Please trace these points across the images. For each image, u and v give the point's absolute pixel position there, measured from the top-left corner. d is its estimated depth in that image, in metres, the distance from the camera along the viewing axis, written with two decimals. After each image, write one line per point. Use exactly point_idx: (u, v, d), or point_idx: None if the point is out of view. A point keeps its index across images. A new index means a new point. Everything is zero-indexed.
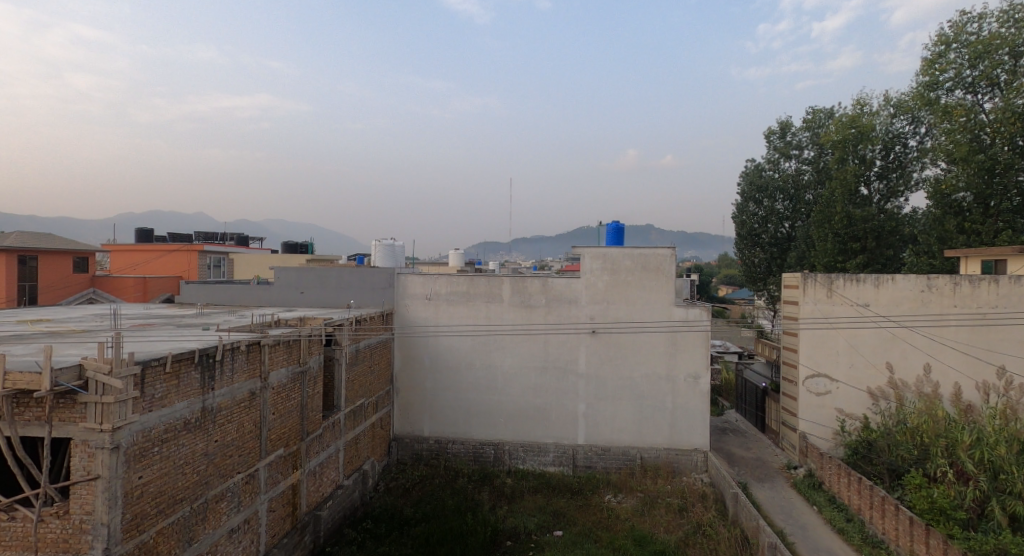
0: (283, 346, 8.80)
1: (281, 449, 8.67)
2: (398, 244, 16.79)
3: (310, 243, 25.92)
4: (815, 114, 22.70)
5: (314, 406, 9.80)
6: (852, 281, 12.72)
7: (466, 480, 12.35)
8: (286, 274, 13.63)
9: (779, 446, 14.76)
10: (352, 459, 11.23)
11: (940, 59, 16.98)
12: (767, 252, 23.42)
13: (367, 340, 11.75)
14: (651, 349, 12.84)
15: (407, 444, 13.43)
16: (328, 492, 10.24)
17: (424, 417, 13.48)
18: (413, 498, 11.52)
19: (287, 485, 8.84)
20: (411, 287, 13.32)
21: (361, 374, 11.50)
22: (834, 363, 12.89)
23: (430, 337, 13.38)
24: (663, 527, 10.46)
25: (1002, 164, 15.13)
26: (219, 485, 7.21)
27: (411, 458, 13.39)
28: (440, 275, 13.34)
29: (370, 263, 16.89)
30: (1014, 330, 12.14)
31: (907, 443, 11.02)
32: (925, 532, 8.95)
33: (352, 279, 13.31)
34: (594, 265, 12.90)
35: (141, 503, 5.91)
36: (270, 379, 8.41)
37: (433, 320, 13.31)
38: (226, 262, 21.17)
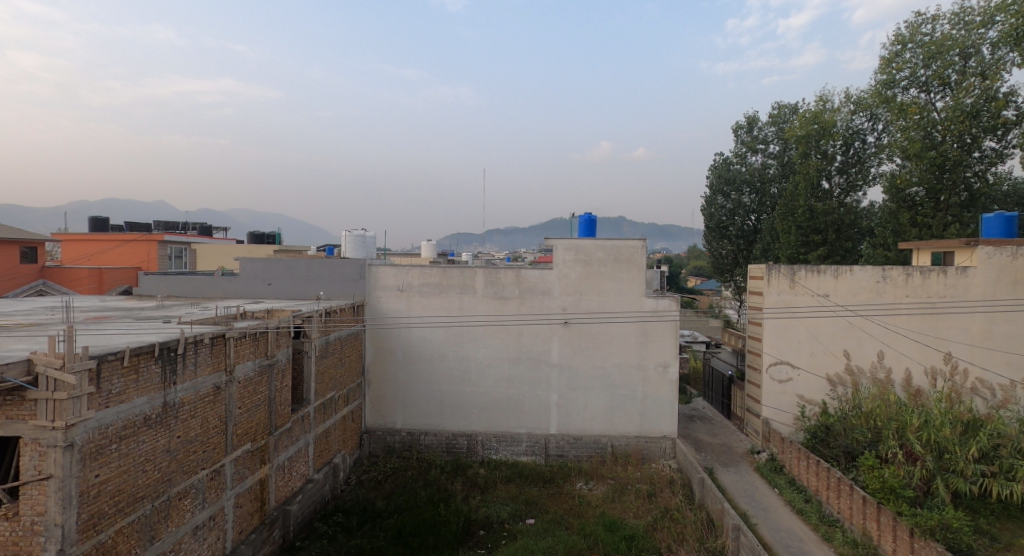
0: (250, 339, 8.68)
1: (248, 444, 8.57)
2: (369, 235, 16.61)
3: (277, 233, 25.41)
4: (780, 110, 23.30)
5: (282, 399, 9.70)
6: (813, 272, 13.17)
7: (438, 471, 12.41)
8: (252, 265, 13.37)
9: (743, 432, 15.26)
10: (322, 452, 11.16)
11: (897, 58, 17.60)
12: (734, 244, 24.03)
13: (337, 332, 11.66)
14: (621, 339, 13.10)
15: (378, 436, 13.42)
16: (298, 486, 10.17)
17: (396, 409, 13.47)
18: (385, 490, 11.54)
19: (254, 480, 8.76)
20: (383, 279, 13.23)
21: (331, 367, 11.42)
22: (795, 351, 13.38)
23: (402, 328, 13.35)
24: (633, 513, 10.74)
25: (952, 160, 15.83)
26: (183, 482, 7.11)
27: (382, 451, 13.40)
28: (412, 267, 13.30)
29: (340, 254, 16.67)
30: (960, 318, 12.79)
31: (863, 427, 11.54)
32: (877, 510, 9.41)
33: (322, 270, 13.15)
34: (566, 256, 13.04)
35: (98, 502, 5.81)
36: (236, 372, 8.30)
37: (405, 311, 13.28)
38: (188, 253, 20.64)
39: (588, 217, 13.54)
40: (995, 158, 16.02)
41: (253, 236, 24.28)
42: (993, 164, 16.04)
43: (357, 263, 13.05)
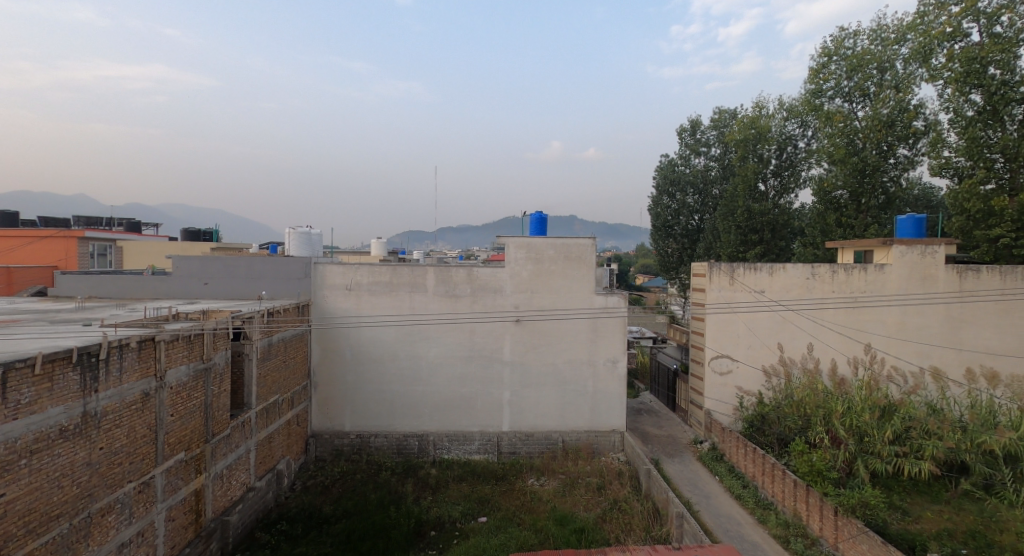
0: (183, 342, 8.44)
1: (182, 453, 8.33)
2: (315, 232, 16.31)
3: (215, 230, 24.38)
4: (721, 115, 24.46)
5: (220, 404, 9.45)
6: (750, 270, 14.00)
7: (389, 473, 12.40)
8: (186, 264, 12.89)
9: (687, 423, 16.01)
10: (264, 458, 10.93)
11: (823, 69, 18.82)
12: (679, 243, 25.02)
13: (280, 333, 11.44)
14: (572, 335, 13.49)
15: (326, 440, 13.25)
16: (238, 495, 9.93)
17: (345, 411, 13.36)
18: (332, 495, 11.43)
19: (189, 491, 8.52)
20: (330, 277, 13.07)
21: (274, 369, 11.21)
22: (734, 345, 14.16)
23: (351, 328, 13.23)
24: (583, 506, 11.10)
25: (871, 166, 17.12)
26: (106, 497, 6.88)
27: (330, 454, 13.23)
28: (361, 266, 13.19)
29: (284, 252, 16.27)
30: (879, 311, 13.87)
31: (793, 415, 12.36)
32: (806, 492, 10.15)
33: (265, 269, 12.84)
34: (518, 254, 13.29)
35: (5, 523, 5.58)
36: (167, 378, 8.05)
37: (354, 310, 13.16)
38: (112, 250, 19.55)
39: (539, 215, 13.85)
40: (907, 164, 17.46)
41: (187, 233, 23.15)
42: (906, 170, 17.50)
43: (302, 261, 12.81)
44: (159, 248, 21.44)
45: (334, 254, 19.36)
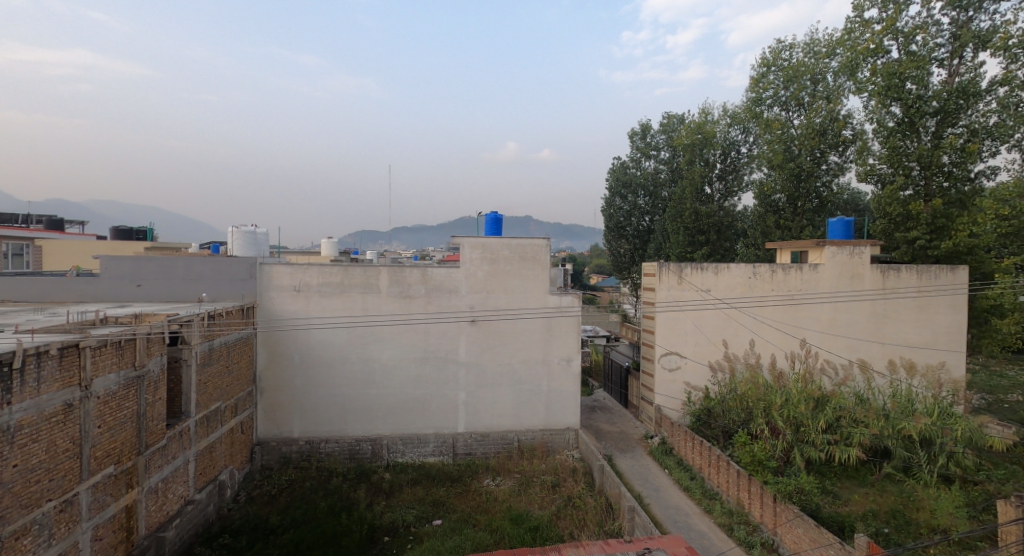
0: (112, 348, 8.06)
1: (110, 468, 7.97)
2: (261, 232, 15.86)
3: (149, 228, 23.20)
4: (669, 120, 25.31)
5: (154, 414, 9.09)
6: (697, 269, 14.58)
7: (340, 479, 12.20)
8: (116, 265, 12.30)
9: (639, 419, 16.52)
10: (205, 470, 10.56)
11: (762, 79, 19.82)
12: (631, 243, 25.71)
13: (222, 337, 11.10)
14: (527, 335, 13.69)
15: (272, 447, 12.93)
16: (175, 509, 9.56)
17: (294, 417, 13.08)
18: (280, 505, 11.16)
19: (119, 507, 8.16)
20: (278, 278, 12.77)
21: (215, 375, 10.85)
22: (682, 342, 14.71)
23: (300, 331, 12.97)
24: (538, 504, 11.27)
25: (806, 171, 18.17)
26: (22, 519, 6.48)
27: (277, 462, 12.91)
28: (310, 266, 12.95)
29: (228, 252, 15.72)
30: (813, 308, 14.74)
31: (736, 408, 12.99)
32: (748, 481, 10.70)
33: (206, 270, 12.48)
34: (473, 254, 13.39)
35: None
36: (94, 387, 7.69)
37: (304, 312, 12.91)
38: (30, 250, 18.75)
39: (494, 215, 13.98)
40: (838, 170, 18.62)
41: (117, 231, 21.88)
42: (837, 176, 18.65)
43: (246, 262, 12.48)
44: (86, 246, 20.18)
45: (282, 255, 18.84)
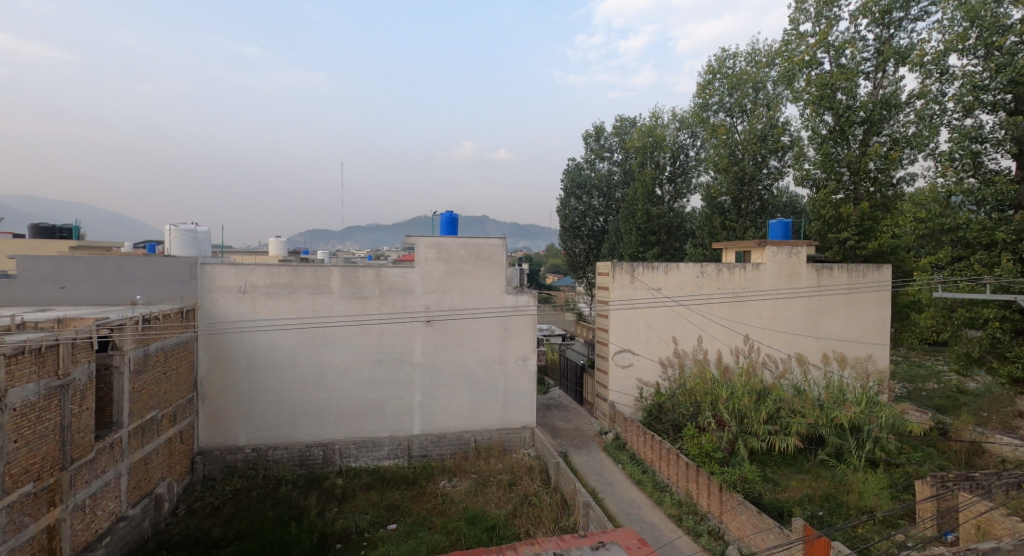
0: (31, 355, 7.60)
1: (28, 486, 7.51)
2: (202, 231, 15.28)
3: (75, 230, 21.59)
4: (622, 123, 25.94)
5: (81, 425, 8.62)
6: (648, 268, 15.05)
7: (290, 487, 11.90)
8: (37, 265, 11.48)
9: (593, 415, 16.89)
10: (140, 483, 10.08)
11: (708, 86, 20.65)
12: (586, 243, 26.20)
13: (158, 342, 10.63)
14: (482, 334, 13.79)
15: (215, 457, 12.46)
16: (105, 527, 9.08)
17: (239, 424, 12.68)
18: (224, 517, 10.76)
19: (40, 528, 7.70)
20: (221, 279, 12.36)
21: (151, 382, 10.38)
22: (635, 339, 15.14)
23: (246, 334, 12.60)
24: (494, 503, 11.37)
25: (749, 175, 19.04)
26: None
27: (221, 472, 12.45)
28: (256, 267, 12.60)
29: (166, 252, 15.03)
30: (755, 305, 15.48)
31: (685, 402, 13.51)
32: (696, 472, 11.15)
33: (140, 270, 11.83)
34: (428, 254, 13.37)
35: None
36: (9, 398, 7.23)
37: (250, 314, 12.55)
38: None
39: (449, 215, 14.00)
40: (778, 174, 19.61)
41: (37, 230, 19.97)
42: (776, 180, 19.64)
43: (186, 261, 11.97)
44: (3, 245, 18.71)
45: (226, 255, 18.13)
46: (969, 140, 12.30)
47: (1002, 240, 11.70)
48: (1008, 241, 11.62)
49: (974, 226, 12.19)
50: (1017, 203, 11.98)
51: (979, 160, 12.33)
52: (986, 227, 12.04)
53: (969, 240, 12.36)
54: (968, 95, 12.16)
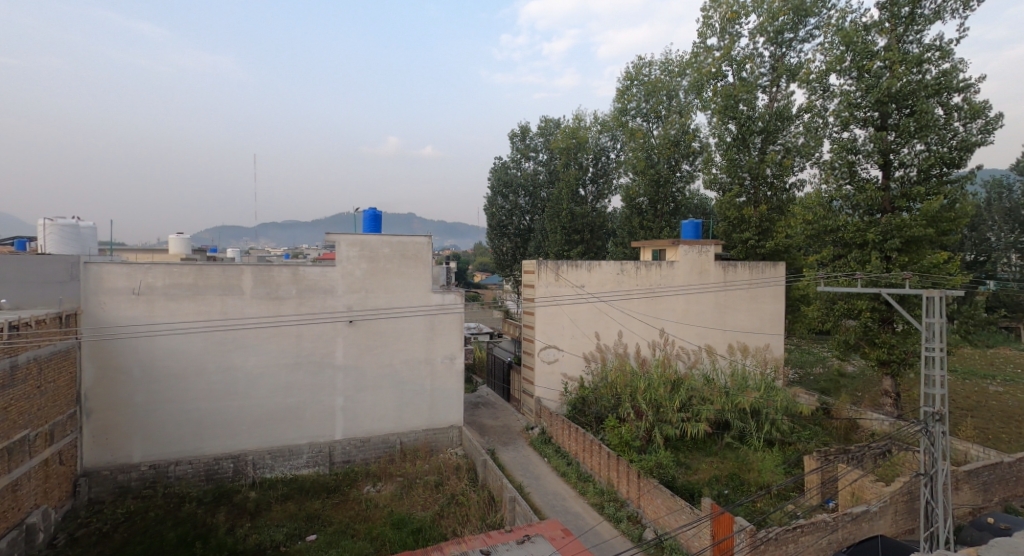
0: None
1: None
2: (85, 226, 14.05)
3: None
4: (546, 124, 26.55)
5: None
6: (572, 266, 15.53)
7: (195, 504, 11.05)
8: None
9: (520, 411, 17.23)
10: (7, 513, 8.85)
11: (626, 92, 21.63)
12: (512, 242, 26.57)
13: (30, 352, 9.49)
14: (408, 334, 13.70)
15: (104, 477, 11.37)
16: None
17: (134, 439, 11.66)
18: (115, 543, 9.72)
19: None
20: (110, 280, 11.32)
21: (21, 398, 9.24)
22: (560, 336, 15.58)
23: (142, 339, 11.63)
24: (420, 506, 11.30)
25: (664, 177, 20.13)
26: None
27: (111, 493, 11.37)
28: (152, 266, 11.66)
29: (39, 249, 13.65)
30: (671, 300, 16.43)
31: (607, 395, 14.14)
32: (617, 460, 11.68)
33: (7, 270, 10.44)
34: (350, 252, 13.08)
35: None
36: None
37: (146, 318, 11.60)
38: None
39: (372, 212, 13.76)
40: (690, 178, 20.90)
41: None
42: (687, 183, 20.92)
43: (65, 260, 10.81)
44: None
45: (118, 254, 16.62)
46: (846, 151, 13.73)
47: (872, 241, 13.34)
48: (876, 241, 13.28)
49: (851, 228, 13.76)
50: (884, 208, 13.63)
51: (854, 169, 13.78)
52: (859, 228, 13.62)
53: (846, 240, 13.91)
54: (844, 112, 13.58)
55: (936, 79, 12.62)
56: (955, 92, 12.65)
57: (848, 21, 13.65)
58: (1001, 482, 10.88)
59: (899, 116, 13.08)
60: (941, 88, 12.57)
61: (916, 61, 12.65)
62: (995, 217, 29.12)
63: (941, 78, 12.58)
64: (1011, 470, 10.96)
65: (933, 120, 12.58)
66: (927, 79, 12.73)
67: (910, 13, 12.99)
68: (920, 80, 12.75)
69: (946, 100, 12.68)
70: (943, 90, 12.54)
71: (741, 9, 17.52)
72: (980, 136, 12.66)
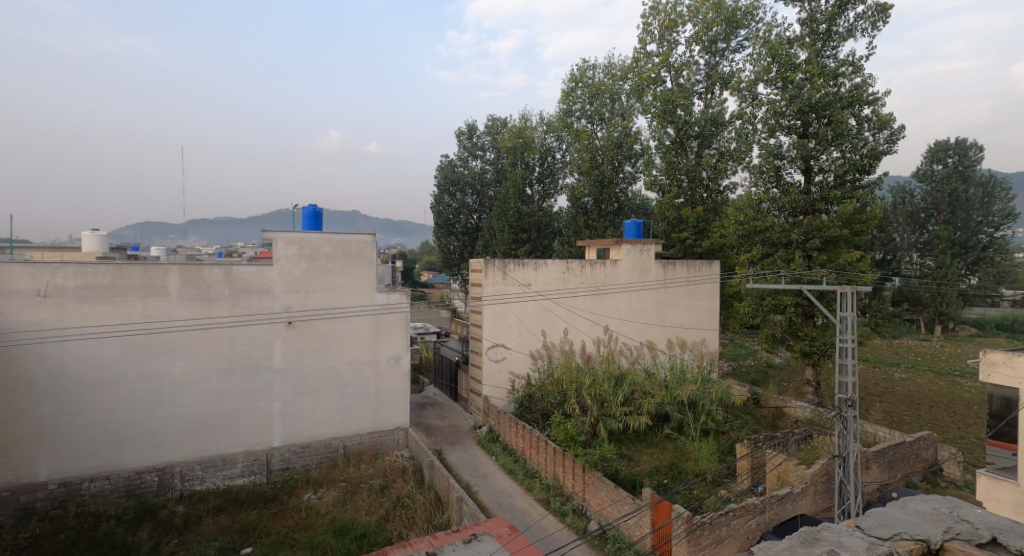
0: None
1: None
2: None
3: None
4: (494, 123, 26.60)
5: None
6: (518, 265, 15.64)
7: (114, 522, 10.31)
8: None
9: (468, 410, 17.23)
10: None
11: (571, 93, 22.00)
12: (460, 240, 26.46)
13: None
14: (352, 335, 13.42)
15: (4, 499, 10.33)
16: None
17: (40, 455, 10.70)
18: None
19: None
20: (12, 281, 10.37)
21: None
22: (507, 334, 15.66)
23: (50, 345, 10.73)
24: (364, 511, 11.09)
25: (608, 178, 20.61)
26: None
27: (13, 517, 10.36)
28: (62, 266, 10.80)
29: None
30: (614, 298, 16.85)
31: (553, 392, 14.37)
32: (563, 455, 11.89)
33: None
34: (289, 251, 12.66)
35: None
36: None
37: (55, 322, 10.71)
38: None
39: (312, 209, 13.37)
40: (633, 179, 21.49)
41: None
42: (630, 184, 21.51)
43: None
44: None
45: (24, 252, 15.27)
46: (773, 157, 14.54)
47: (796, 241, 14.20)
48: (799, 241, 14.15)
49: (777, 228, 14.60)
50: (805, 210, 14.54)
51: (780, 174, 14.61)
52: (784, 229, 14.47)
53: (773, 240, 14.72)
54: (771, 120, 14.38)
55: (850, 92, 13.59)
56: (866, 104, 13.67)
57: (774, 34, 14.49)
58: (903, 460, 11.86)
59: (818, 125, 13.97)
60: (853, 100, 13.57)
61: (833, 74, 13.56)
62: (900, 219, 31.59)
63: (854, 91, 13.57)
64: (911, 449, 11.97)
65: (847, 130, 13.55)
66: (842, 92, 13.68)
67: (827, 30, 13.91)
68: (836, 93, 13.68)
69: (858, 112, 13.68)
70: (856, 102, 13.53)
71: (678, 18, 18.20)
72: (886, 145, 13.74)
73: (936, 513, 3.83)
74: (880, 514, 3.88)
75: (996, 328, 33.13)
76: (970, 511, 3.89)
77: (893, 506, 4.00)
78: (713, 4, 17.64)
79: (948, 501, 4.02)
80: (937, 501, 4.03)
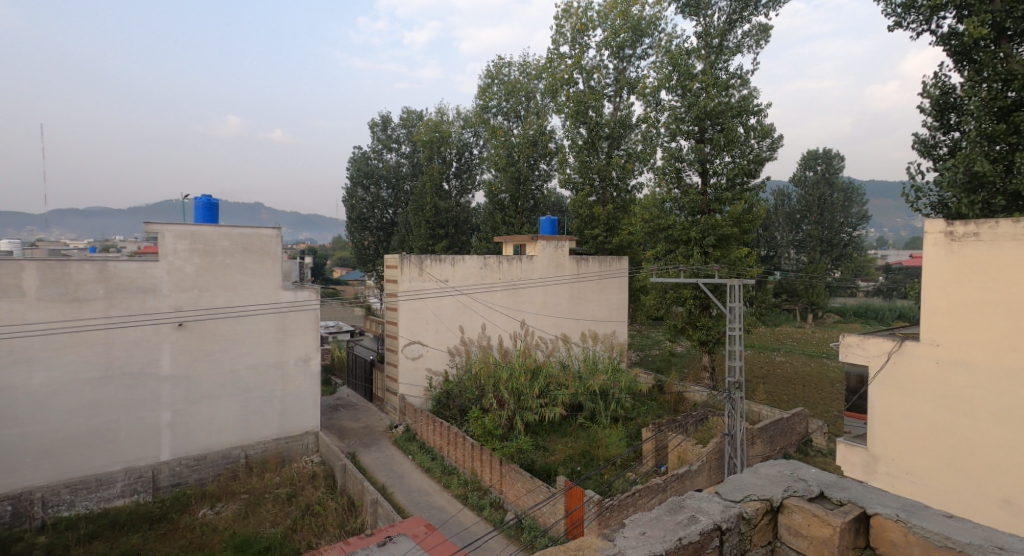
0: None
1: None
2: None
3: None
4: (409, 115, 25.97)
5: None
6: (435, 261, 15.32)
7: None
8: None
9: (383, 410, 16.71)
10: None
11: (487, 90, 22.00)
12: (374, 235, 25.58)
13: None
14: (254, 336, 12.54)
15: None
16: None
17: None
18: None
19: None
20: None
21: None
22: (424, 331, 15.30)
23: None
24: (269, 522, 10.39)
25: (523, 174, 20.77)
26: None
27: None
28: None
29: None
30: (531, 293, 17.03)
31: (471, 387, 14.27)
32: (480, 450, 11.82)
33: None
34: (179, 245, 11.58)
35: None
36: None
37: None
38: None
39: (206, 201, 12.32)
40: (548, 176, 21.82)
41: None
42: (545, 181, 21.84)
43: None
44: None
45: None
46: (674, 159, 15.28)
47: (694, 238, 15.07)
48: (697, 238, 15.02)
49: (678, 226, 15.42)
50: (703, 209, 15.42)
51: (680, 175, 15.38)
52: (685, 228, 15.33)
53: (675, 237, 15.54)
54: (672, 124, 15.07)
55: (738, 102, 14.64)
56: (751, 114, 14.77)
57: (674, 44, 15.20)
58: (781, 434, 12.95)
59: (712, 132, 14.86)
60: (741, 110, 14.62)
61: (724, 85, 14.51)
62: (781, 219, 34.63)
63: (742, 102, 14.62)
64: (788, 423, 13.12)
65: (737, 137, 14.58)
66: (732, 102, 14.68)
67: (719, 44, 14.83)
68: (727, 102, 14.64)
69: (745, 121, 14.76)
70: (743, 112, 14.59)
71: (589, 22, 18.66)
72: (769, 152, 14.95)
73: (780, 475, 3.84)
74: (734, 480, 3.82)
75: (854, 315, 37.41)
76: (806, 470, 3.95)
77: (744, 470, 3.94)
78: (621, 12, 18.26)
79: (790, 462, 4.04)
80: (781, 464, 4.05)
